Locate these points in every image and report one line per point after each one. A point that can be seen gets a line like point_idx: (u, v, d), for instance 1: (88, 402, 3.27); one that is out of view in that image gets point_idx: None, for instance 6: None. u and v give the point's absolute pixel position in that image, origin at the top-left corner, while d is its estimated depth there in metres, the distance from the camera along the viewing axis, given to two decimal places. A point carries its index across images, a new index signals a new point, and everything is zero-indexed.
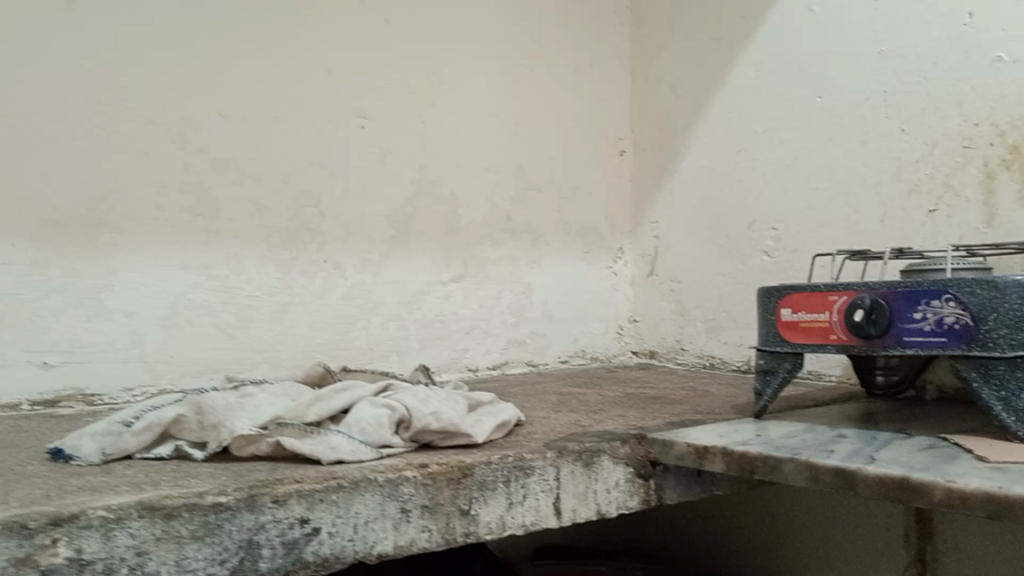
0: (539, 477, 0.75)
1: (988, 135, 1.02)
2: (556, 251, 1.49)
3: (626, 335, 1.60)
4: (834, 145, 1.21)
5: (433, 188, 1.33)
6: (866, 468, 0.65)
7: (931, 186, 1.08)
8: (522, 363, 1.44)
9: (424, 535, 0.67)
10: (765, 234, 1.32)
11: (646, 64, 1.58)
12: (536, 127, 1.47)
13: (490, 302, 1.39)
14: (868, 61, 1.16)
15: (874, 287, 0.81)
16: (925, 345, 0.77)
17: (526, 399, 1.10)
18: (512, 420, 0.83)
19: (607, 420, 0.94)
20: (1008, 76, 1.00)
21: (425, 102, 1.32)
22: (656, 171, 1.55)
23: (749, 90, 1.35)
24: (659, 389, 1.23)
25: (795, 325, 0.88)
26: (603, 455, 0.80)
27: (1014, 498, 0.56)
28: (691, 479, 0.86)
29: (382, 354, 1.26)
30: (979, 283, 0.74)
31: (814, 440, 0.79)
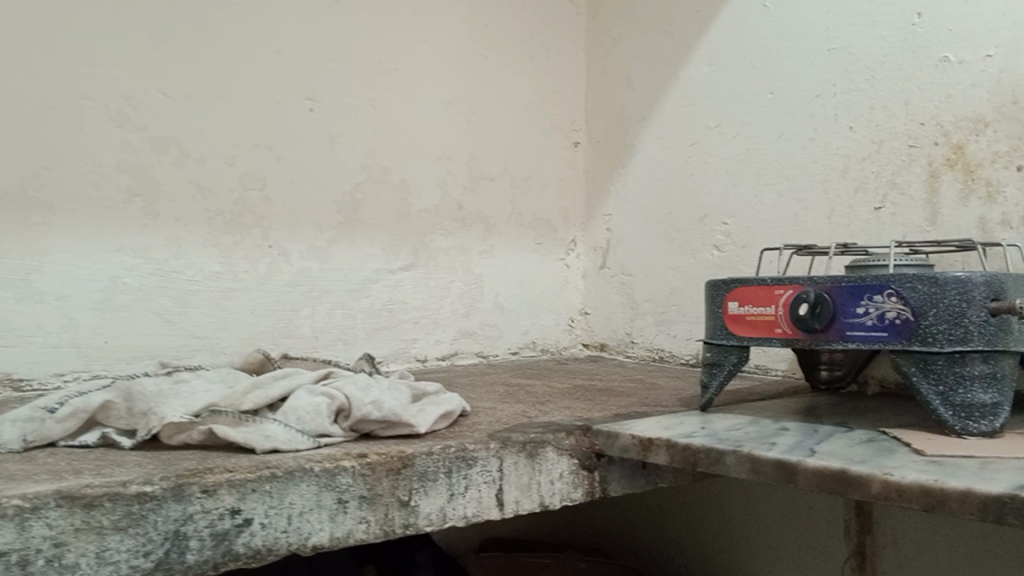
0: (481, 468, 0.74)
1: (933, 134, 1.03)
2: (508, 241, 1.48)
3: (577, 328, 1.60)
4: (784, 141, 1.22)
5: (384, 175, 1.30)
6: (806, 461, 0.65)
7: (877, 183, 1.10)
8: (472, 354, 1.42)
9: (361, 526, 0.66)
10: (715, 228, 1.33)
11: (601, 56, 1.57)
12: (490, 116, 1.46)
13: (440, 291, 1.37)
14: (819, 58, 1.17)
15: (818, 282, 0.81)
16: (867, 339, 0.78)
17: (474, 390, 1.08)
18: (457, 410, 0.82)
19: (553, 411, 0.93)
20: (954, 77, 1.01)
21: (377, 87, 1.30)
22: (610, 163, 1.54)
23: (702, 84, 1.35)
24: (607, 381, 1.23)
25: (742, 319, 0.88)
26: (548, 446, 0.79)
27: (949, 491, 0.56)
28: (636, 471, 0.85)
29: (328, 343, 1.24)
30: (920, 279, 0.75)
31: (757, 433, 0.80)
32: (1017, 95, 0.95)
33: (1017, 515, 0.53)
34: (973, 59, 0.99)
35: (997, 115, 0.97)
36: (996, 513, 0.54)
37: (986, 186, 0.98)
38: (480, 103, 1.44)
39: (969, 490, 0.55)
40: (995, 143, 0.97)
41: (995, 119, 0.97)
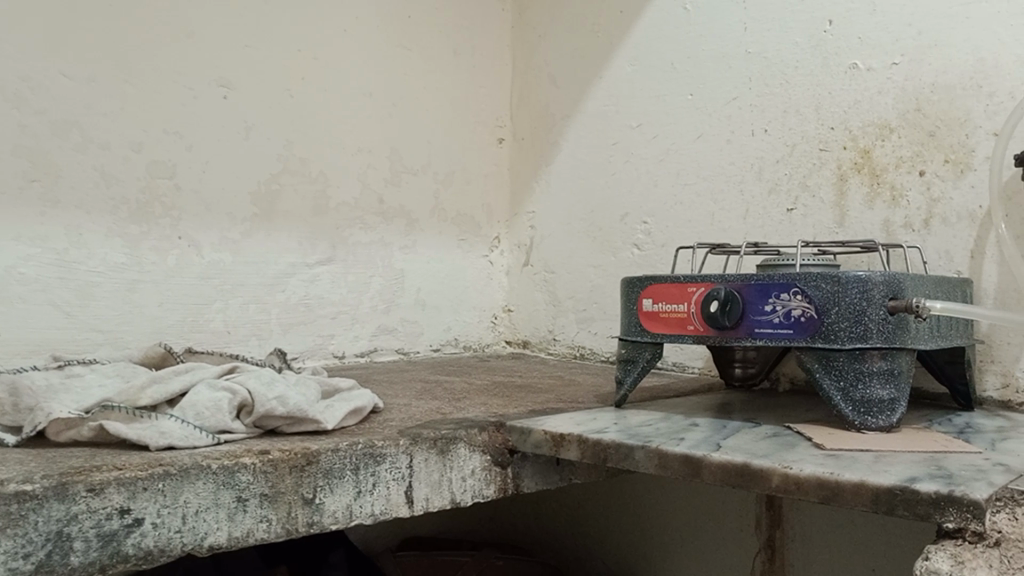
0: (390, 465, 0.72)
1: (842, 139, 1.06)
2: (430, 237, 1.47)
3: (500, 325, 1.59)
4: (703, 142, 1.24)
5: (301, 166, 1.27)
6: (711, 455, 0.66)
7: (790, 185, 1.12)
8: (392, 351, 1.40)
9: (262, 526, 0.64)
10: (636, 227, 1.34)
11: (526, 54, 1.57)
12: (414, 111, 1.44)
13: (359, 287, 1.35)
14: (736, 62, 1.20)
15: (728, 280, 0.83)
16: (774, 336, 0.79)
17: (390, 386, 1.07)
18: (368, 406, 0.81)
19: (468, 408, 0.92)
20: (862, 84, 1.05)
21: (296, 76, 1.27)
22: (534, 161, 1.55)
23: (624, 84, 1.37)
24: (527, 378, 1.23)
25: (655, 316, 0.89)
26: (459, 443, 0.78)
27: (843, 483, 0.58)
28: (549, 468, 0.85)
29: (241, 338, 1.20)
30: (824, 278, 0.77)
31: (667, 429, 0.81)
32: (921, 102, 0.99)
33: (906, 507, 0.55)
34: (880, 67, 1.03)
35: (901, 121, 1.01)
36: (887, 504, 0.55)
37: (891, 190, 1.01)
38: (403, 97, 1.42)
39: (862, 482, 0.57)
40: (899, 149, 1.00)
41: (899, 125, 1.01)
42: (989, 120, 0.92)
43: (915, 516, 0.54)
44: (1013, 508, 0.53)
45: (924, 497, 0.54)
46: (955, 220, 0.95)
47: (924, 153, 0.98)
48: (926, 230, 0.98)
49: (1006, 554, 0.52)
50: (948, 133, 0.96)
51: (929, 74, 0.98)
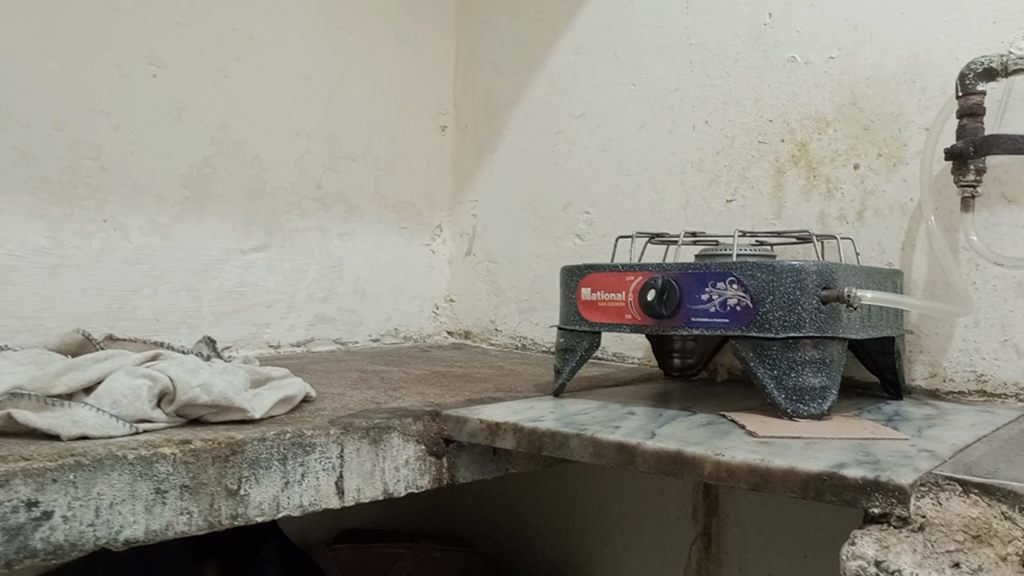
0: (320, 455, 0.70)
1: (780, 132, 1.07)
2: (370, 225, 1.44)
3: (442, 315, 1.58)
4: (645, 133, 1.24)
5: (235, 150, 1.24)
6: (645, 443, 0.66)
7: (729, 177, 1.13)
8: (329, 341, 1.37)
9: (182, 518, 0.61)
10: (578, 217, 1.34)
11: (470, 40, 1.55)
12: (354, 96, 1.41)
13: (295, 275, 1.32)
14: (679, 53, 1.20)
15: (666, 269, 0.83)
16: (710, 325, 0.79)
17: (325, 376, 1.04)
18: (299, 395, 0.78)
19: (403, 397, 0.91)
20: (800, 77, 1.06)
21: (231, 56, 1.23)
22: (477, 149, 1.53)
23: (568, 73, 1.36)
24: (467, 368, 1.22)
25: (594, 304, 0.89)
26: (393, 432, 0.76)
27: (773, 469, 0.58)
28: (486, 457, 0.84)
29: (170, 326, 1.16)
30: (760, 267, 0.77)
31: (603, 417, 0.80)
32: (856, 96, 1.00)
33: (834, 492, 0.55)
34: (817, 60, 1.04)
35: (837, 115, 1.02)
36: (816, 489, 0.56)
37: (826, 182, 1.02)
38: (343, 81, 1.39)
39: (791, 468, 0.57)
40: (834, 142, 1.02)
41: (836, 119, 1.02)
42: (921, 115, 0.94)
43: (842, 501, 0.55)
44: (937, 493, 0.54)
45: (851, 483, 0.54)
46: (888, 213, 0.97)
47: (858, 147, 1.00)
48: (860, 222, 0.99)
49: (929, 538, 0.52)
50: (882, 126, 0.98)
51: (865, 68, 1.00)
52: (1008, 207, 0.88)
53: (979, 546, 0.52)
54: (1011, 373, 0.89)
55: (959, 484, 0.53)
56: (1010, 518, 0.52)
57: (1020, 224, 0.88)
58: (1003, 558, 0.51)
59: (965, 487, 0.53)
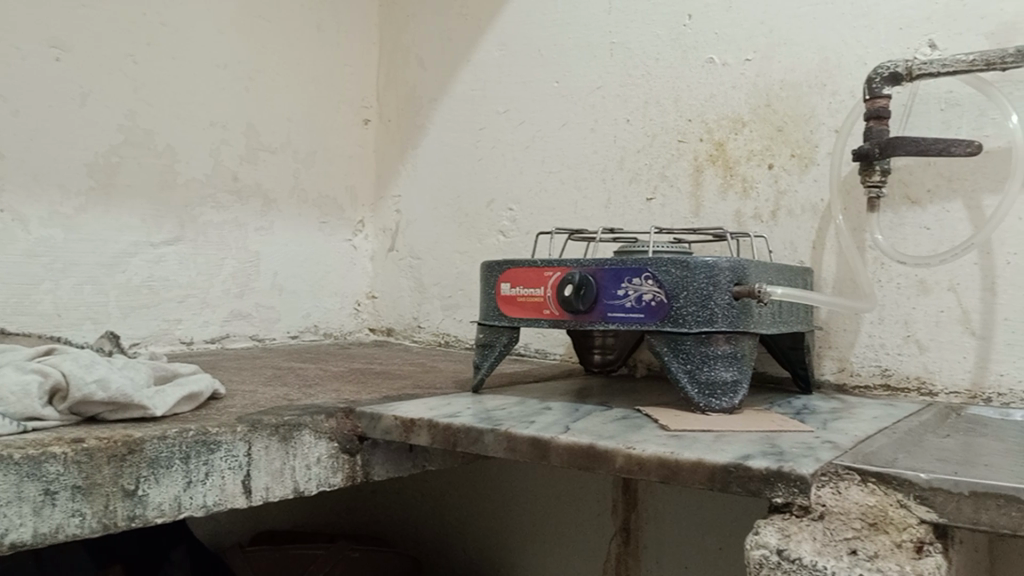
0: (225, 453, 0.68)
1: (698, 132, 1.09)
2: (289, 219, 1.41)
3: (363, 312, 1.55)
4: (567, 130, 1.25)
5: (146, 139, 1.19)
6: (559, 437, 0.66)
7: (649, 175, 1.14)
8: (245, 338, 1.33)
9: (74, 520, 0.58)
10: (501, 214, 1.33)
11: (394, 34, 1.53)
12: (272, 87, 1.38)
13: (209, 269, 1.28)
14: (601, 51, 1.21)
15: (583, 264, 0.83)
16: (626, 320, 0.80)
17: (237, 373, 1.01)
18: (205, 392, 0.76)
19: (318, 394, 0.89)
20: (718, 78, 1.08)
21: (141, 41, 1.18)
22: (400, 144, 1.51)
23: (492, 69, 1.36)
24: (386, 365, 1.20)
25: (513, 300, 0.88)
26: (304, 430, 0.74)
27: (682, 462, 0.59)
28: (401, 455, 0.83)
29: (73, 322, 1.11)
30: (674, 263, 0.78)
31: (520, 412, 0.80)
32: (770, 98, 1.03)
33: (740, 483, 0.56)
34: (734, 62, 1.06)
35: (753, 116, 1.04)
36: (723, 481, 0.57)
37: (742, 182, 1.05)
38: (260, 72, 1.36)
39: (700, 461, 0.58)
40: (750, 142, 1.04)
41: (751, 120, 1.04)
42: (831, 117, 0.97)
43: (747, 491, 0.56)
44: (837, 482, 0.55)
45: (756, 474, 0.55)
46: (799, 212, 0.99)
47: (773, 147, 1.02)
48: (773, 222, 1.02)
49: (828, 526, 0.53)
50: (795, 128, 1.00)
51: (779, 70, 1.02)
52: (911, 208, 0.92)
53: (876, 533, 0.53)
54: (913, 368, 0.92)
55: (858, 474, 0.55)
56: (906, 506, 0.53)
57: (922, 225, 0.91)
58: (898, 544, 0.52)
59: (863, 476, 0.55)
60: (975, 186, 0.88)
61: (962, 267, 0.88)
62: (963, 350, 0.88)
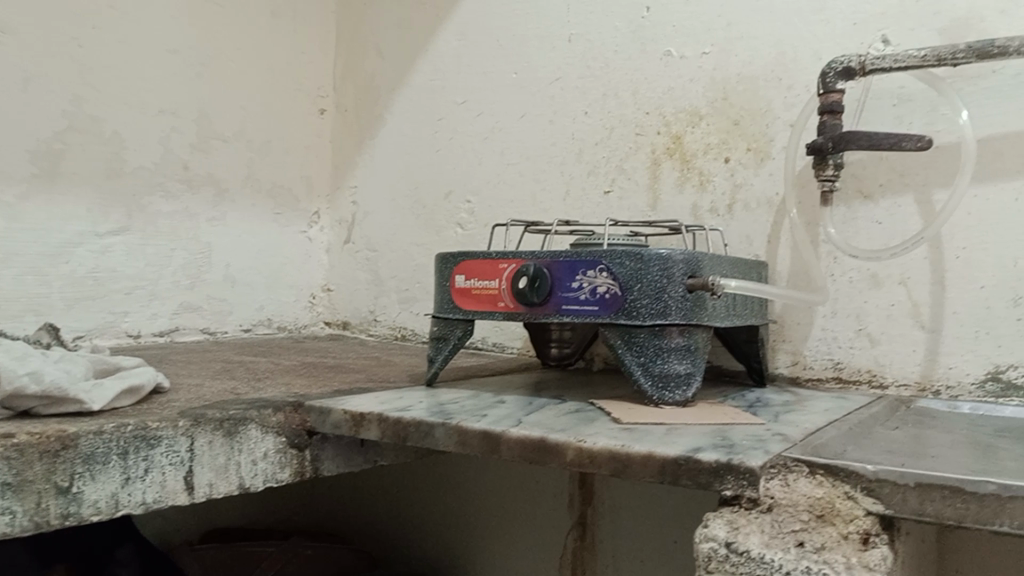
0: (166, 448, 0.66)
1: (656, 125, 1.09)
2: (242, 210, 1.38)
3: (319, 305, 1.53)
4: (526, 122, 1.24)
5: (91, 125, 1.15)
6: (510, 430, 0.65)
7: (607, 168, 1.14)
8: (196, 330, 1.30)
9: (3, 519, 0.56)
10: (459, 206, 1.32)
11: (352, 22, 1.51)
12: (225, 75, 1.35)
13: (158, 260, 1.25)
14: (560, 43, 1.20)
15: (538, 256, 0.82)
16: (580, 312, 0.79)
17: (185, 367, 0.98)
18: (147, 385, 0.74)
19: (267, 388, 0.87)
20: (675, 71, 1.08)
21: (87, 24, 1.14)
22: (357, 135, 1.49)
23: (450, 59, 1.34)
24: (340, 358, 1.18)
25: (467, 292, 0.87)
26: (250, 424, 0.73)
27: (633, 455, 0.58)
28: (351, 450, 0.82)
29: (14, 314, 1.07)
30: (628, 255, 0.77)
31: (472, 406, 0.79)
32: (727, 92, 1.03)
33: (690, 476, 0.55)
34: (691, 55, 1.06)
35: (710, 109, 1.04)
36: (673, 474, 0.56)
37: (699, 176, 1.04)
38: (212, 59, 1.32)
39: (650, 453, 0.57)
40: (707, 135, 1.04)
41: (708, 113, 1.04)
42: (786, 112, 0.97)
43: (697, 485, 0.55)
44: (786, 475, 0.55)
45: (705, 467, 0.55)
46: (755, 206, 1.00)
47: (729, 141, 1.02)
48: (729, 215, 1.02)
49: (776, 518, 0.53)
50: (751, 122, 1.00)
51: (736, 64, 1.02)
52: (864, 202, 0.93)
53: (823, 525, 0.53)
54: (865, 361, 0.93)
55: (806, 465, 0.54)
56: (853, 497, 0.53)
57: (874, 219, 0.92)
58: (844, 536, 0.52)
59: (812, 468, 0.54)
60: (926, 181, 0.89)
61: (913, 261, 0.89)
62: (913, 343, 0.89)
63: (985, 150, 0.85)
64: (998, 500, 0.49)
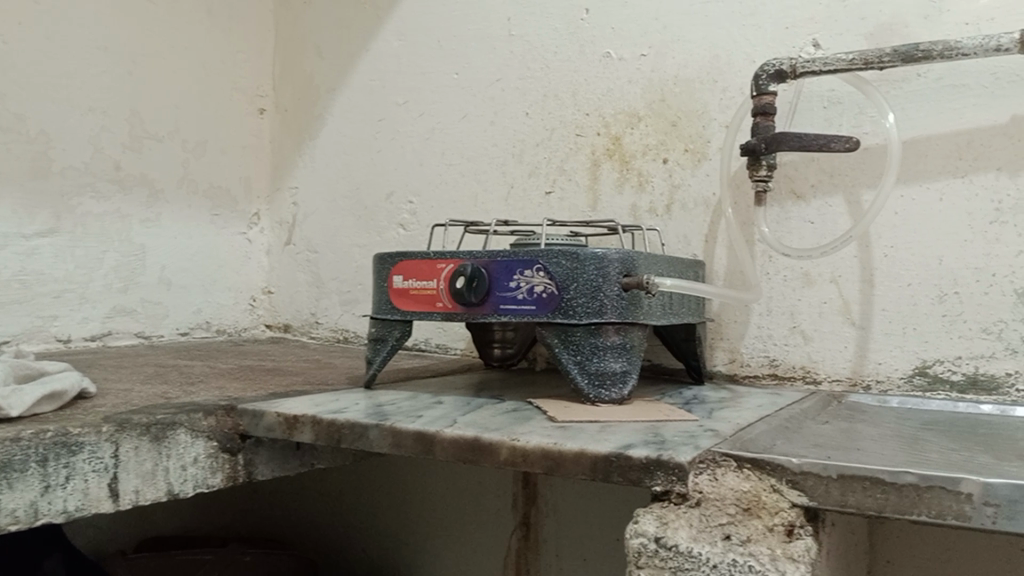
0: (89, 455, 0.64)
1: (595, 125, 1.10)
2: (177, 212, 1.35)
3: (259, 308, 1.50)
4: (467, 122, 1.23)
5: (17, 123, 1.12)
6: (444, 430, 0.65)
7: (547, 169, 1.14)
8: (130, 335, 1.27)
9: None
10: (401, 206, 1.31)
11: (291, 21, 1.49)
12: (158, 73, 1.32)
13: (89, 263, 1.21)
14: (500, 43, 1.20)
15: (476, 256, 0.82)
16: (517, 312, 0.79)
17: (114, 371, 0.96)
18: (71, 390, 0.71)
19: (199, 392, 0.85)
20: (614, 72, 1.08)
21: (11, 18, 1.10)
22: (297, 135, 1.47)
23: (391, 59, 1.33)
24: (278, 361, 1.16)
25: (405, 293, 0.86)
26: (179, 429, 0.71)
27: (565, 453, 0.58)
28: (286, 453, 0.81)
29: None
30: (565, 255, 0.77)
31: (409, 407, 0.78)
32: (664, 93, 1.04)
33: (621, 473, 0.56)
34: (630, 57, 1.07)
35: (648, 111, 1.05)
36: (604, 471, 0.56)
37: (638, 176, 1.05)
38: (145, 56, 1.29)
39: (583, 450, 0.57)
40: (645, 137, 1.05)
41: (646, 114, 1.05)
42: (721, 113, 0.99)
43: (628, 481, 0.55)
44: (715, 469, 0.55)
45: (636, 463, 0.55)
46: (692, 207, 1.01)
47: (667, 142, 1.03)
48: (667, 216, 1.03)
49: (704, 513, 0.54)
50: (687, 124, 1.02)
51: (672, 66, 1.03)
52: (797, 203, 0.94)
53: (749, 518, 0.53)
54: (799, 358, 0.95)
55: (734, 460, 0.55)
56: (779, 490, 0.54)
57: (807, 219, 0.94)
58: (770, 528, 0.53)
59: (739, 462, 0.55)
60: (855, 182, 0.91)
61: (843, 260, 0.91)
62: (844, 340, 0.91)
63: (910, 152, 0.88)
64: (916, 490, 0.50)
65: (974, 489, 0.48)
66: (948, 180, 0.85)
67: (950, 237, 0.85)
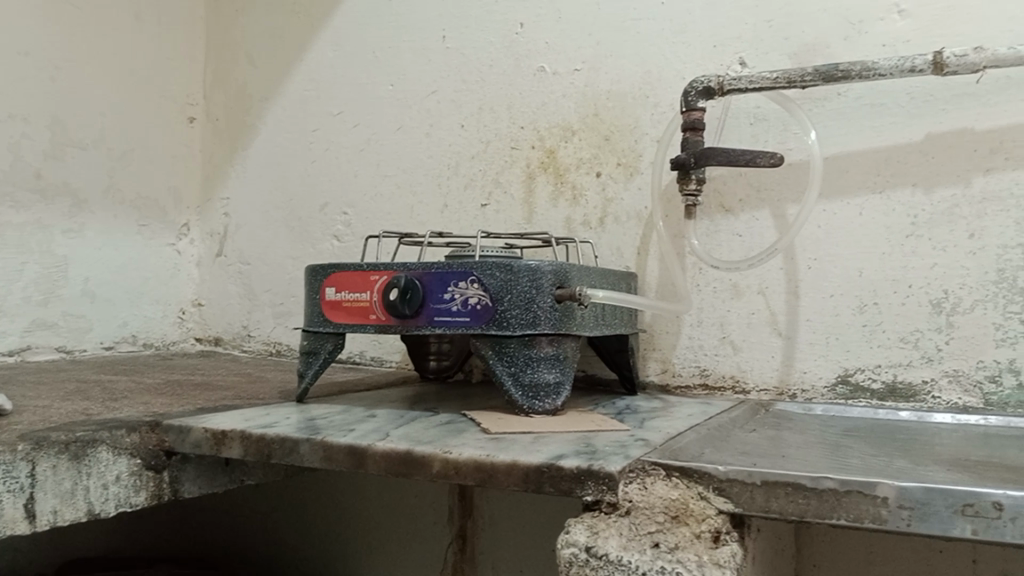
0: (4, 474, 0.61)
1: (530, 139, 1.11)
2: (102, 222, 1.31)
3: (189, 321, 1.47)
4: (402, 134, 1.23)
5: None
6: (376, 444, 0.64)
7: (483, 181, 1.14)
8: (51, 349, 1.23)
9: None
10: (335, 217, 1.30)
11: (223, 29, 1.47)
12: (83, 79, 1.28)
13: (7, 275, 1.16)
14: (436, 55, 1.20)
15: (410, 268, 0.81)
16: (452, 324, 0.79)
17: (33, 388, 0.92)
18: None
19: (123, 408, 0.82)
20: (548, 87, 1.10)
21: None
22: (229, 145, 1.44)
23: (326, 69, 1.32)
24: (208, 376, 1.13)
25: (338, 305, 0.85)
26: (100, 446, 0.69)
27: (497, 464, 0.58)
28: (214, 470, 0.79)
29: None
30: (499, 267, 0.78)
31: (342, 420, 0.77)
32: (598, 108, 1.05)
33: (552, 483, 0.56)
34: (564, 72, 1.09)
35: (582, 125, 1.07)
36: (536, 482, 0.57)
37: (572, 190, 1.07)
38: (69, 62, 1.25)
39: (515, 462, 0.58)
40: (579, 151, 1.07)
41: (580, 128, 1.07)
42: (653, 128, 1.01)
43: (559, 491, 0.56)
44: (644, 478, 0.56)
45: (567, 473, 0.56)
46: (625, 220, 1.03)
47: (600, 156, 1.05)
48: (601, 228, 1.04)
49: (634, 521, 0.54)
50: (621, 138, 1.04)
51: (605, 81, 1.05)
52: (725, 216, 0.97)
53: (677, 526, 0.54)
54: (728, 368, 0.97)
55: (663, 469, 0.57)
56: (705, 497, 0.55)
57: (735, 232, 0.96)
58: (697, 535, 0.54)
59: (668, 471, 0.56)
60: (780, 196, 0.94)
61: (770, 271, 0.94)
62: (771, 349, 0.94)
63: (831, 167, 0.91)
64: (836, 494, 0.51)
65: (889, 492, 0.50)
66: (867, 195, 0.89)
67: (870, 250, 0.88)
